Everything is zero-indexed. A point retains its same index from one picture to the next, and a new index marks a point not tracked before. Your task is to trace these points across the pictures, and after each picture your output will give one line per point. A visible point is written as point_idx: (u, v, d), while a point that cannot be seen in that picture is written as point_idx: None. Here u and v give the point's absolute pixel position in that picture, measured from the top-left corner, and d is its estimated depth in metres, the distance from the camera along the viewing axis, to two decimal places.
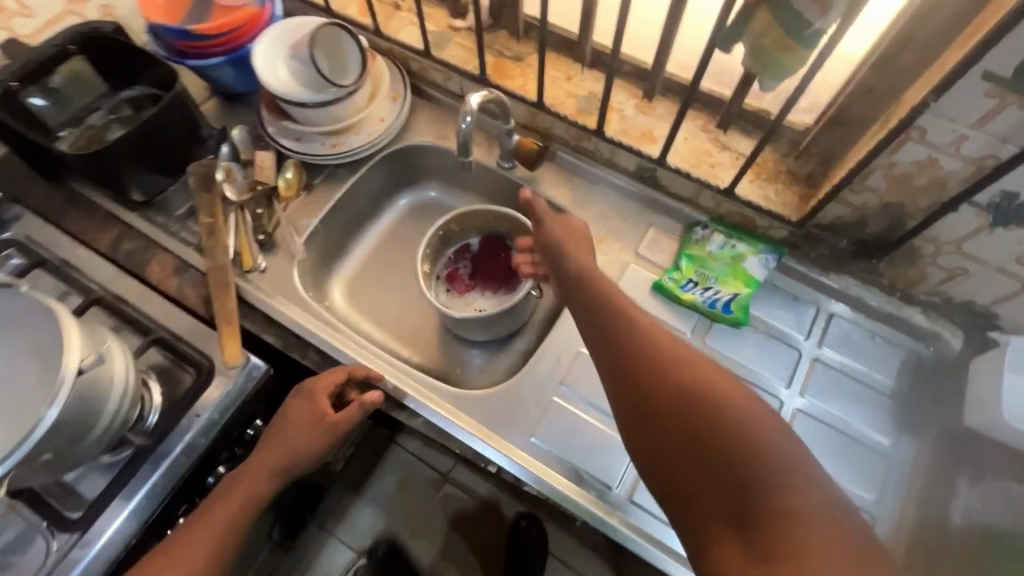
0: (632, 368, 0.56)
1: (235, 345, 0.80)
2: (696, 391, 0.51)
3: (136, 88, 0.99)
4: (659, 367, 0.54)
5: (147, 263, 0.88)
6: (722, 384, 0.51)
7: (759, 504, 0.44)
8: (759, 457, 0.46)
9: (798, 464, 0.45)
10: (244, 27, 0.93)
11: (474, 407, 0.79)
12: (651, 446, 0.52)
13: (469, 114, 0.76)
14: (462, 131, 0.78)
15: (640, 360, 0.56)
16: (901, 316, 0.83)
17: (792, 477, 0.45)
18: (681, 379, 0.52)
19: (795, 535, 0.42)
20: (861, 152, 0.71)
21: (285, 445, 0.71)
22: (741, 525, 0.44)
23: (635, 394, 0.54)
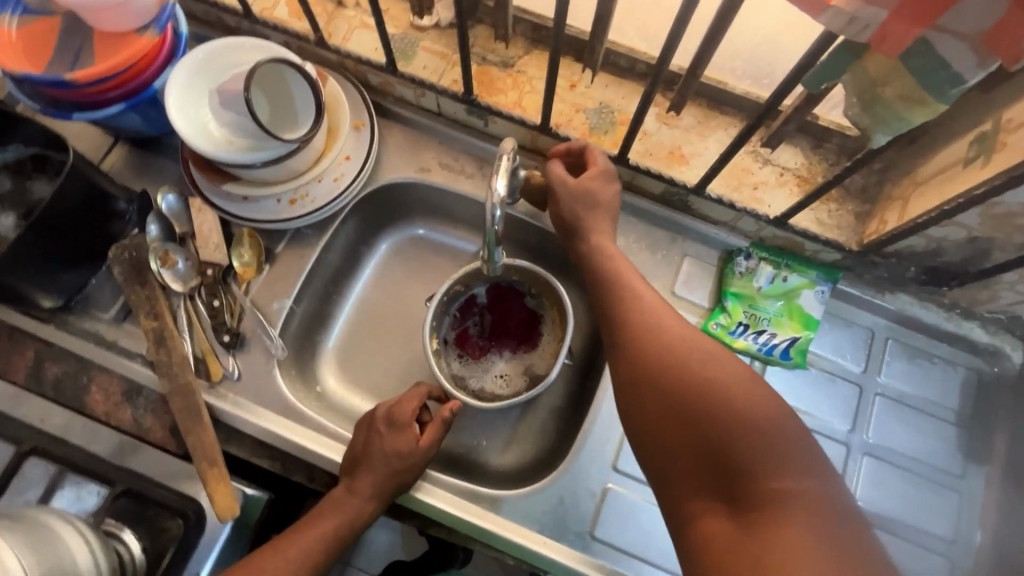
0: (638, 352, 0.57)
1: (226, 492, 0.66)
2: (697, 373, 0.52)
3: (6, 149, 0.74)
4: (663, 352, 0.55)
5: (86, 391, 0.70)
6: (726, 367, 0.52)
7: (749, 482, 0.46)
8: (755, 438, 0.47)
9: (795, 449, 0.47)
10: (142, 61, 0.69)
11: (522, 511, 0.69)
12: (649, 420, 0.53)
13: (500, 211, 0.57)
14: (493, 230, 0.60)
15: (646, 343, 0.57)
16: (961, 334, 0.76)
17: (785, 460, 0.46)
18: (686, 362, 0.53)
19: (781, 514, 0.44)
20: (946, 180, 0.60)
21: (377, 472, 0.66)
22: (730, 499, 0.46)
23: (640, 375, 0.55)
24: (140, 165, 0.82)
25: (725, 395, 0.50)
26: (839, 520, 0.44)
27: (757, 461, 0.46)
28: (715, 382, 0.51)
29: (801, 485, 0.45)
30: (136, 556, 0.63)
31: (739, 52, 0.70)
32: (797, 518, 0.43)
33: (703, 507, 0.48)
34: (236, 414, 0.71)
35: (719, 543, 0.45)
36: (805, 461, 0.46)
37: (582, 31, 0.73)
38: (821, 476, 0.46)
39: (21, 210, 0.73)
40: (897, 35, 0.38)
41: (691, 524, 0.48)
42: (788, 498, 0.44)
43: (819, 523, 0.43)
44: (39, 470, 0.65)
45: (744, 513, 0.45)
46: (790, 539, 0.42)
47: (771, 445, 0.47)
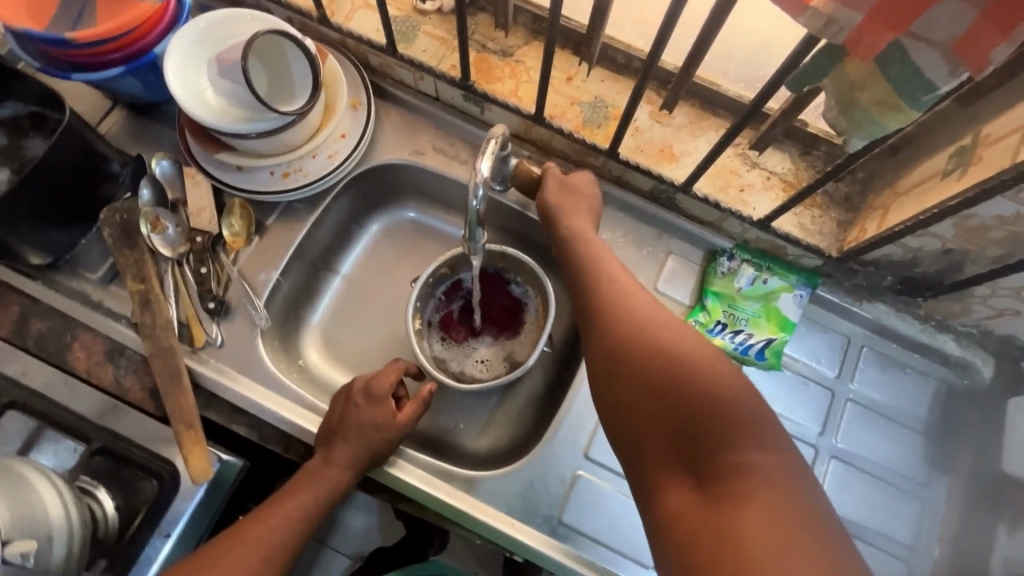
0: (613, 337, 0.57)
1: (201, 455, 0.66)
2: (669, 357, 0.52)
3: (6, 106, 0.75)
4: (636, 337, 0.56)
5: (69, 349, 0.71)
6: (697, 350, 0.52)
7: (714, 459, 0.46)
8: (723, 419, 0.47)
9: (761, 427, 0.47)
10: (143, 25, 0.70)
11: (491, 492, 0.71)
12: (621, 403, 0.54)
13: (482, 191, 0.58)
14: (473, 209, 0.60)
15: (620, 329, 0.57)
16: (934, 346, 0.78)
17: (751, 437, 0.46)
18: (658, 345, 0.54)
19: (744, 488, 0.44)
20: (924, 191, 0.61)
21: (353, 442, 0.67)
22: (696, 475, 0.47)
23: (614, 360, 0.56)
24: (136, 130, 0.83)
25: (694, 375, 0.50)
26: (801, 495, 0.44)
27: (724, 439, 0.46)
28: (685, 364, 0.51)
29: (765, 460, 0.45)
30: (109, 514, 0.64)
31: (732, 55, 0.72)
32: (760, 493, 0.43)
33: (670, 484, 0.48)
34: (217, 380, 0.72)
35: (684, 520, 0.46)
36: (770, 438, 0.46)
37: (581, 24, 0.75)
38: (785, 452, 0.46)
39: (14, 165, 0.74)
40: (872, 38, 0.39)
41: (658, 502, 0.49)
42: (751, 474, 0.44)
43: (781, 497, 0.43)
44: (17, 424, 0.66)
45: (708, 489, 0.45)
46: (751, 512, 0.42)
47: (739, 424, 0.47)
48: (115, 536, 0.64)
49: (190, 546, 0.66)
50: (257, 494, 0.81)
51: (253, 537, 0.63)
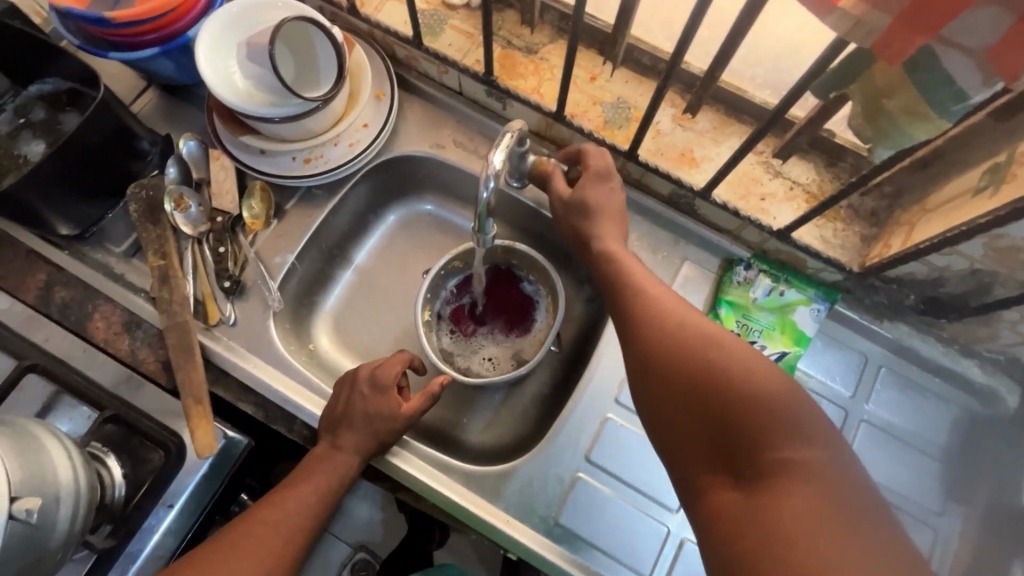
0: (645, 333, 0.57)
1: (207, 428, 0.68)
2: (705, 352, 0.52)
3: (47, 81, 0.78)
4: (670, 333, 0.55)
5: (89, 319, 0.73)
6: (734, 346, 0.52)
7: (759, 455, 0.46)
8: (765, 415, 0.47)
9: (804, 421, 0.46)
10: (179, 8, 0.72)
11: (489, 487, 0.70)
12: (657, 400, 0.53)
13: (492, 181, 0.58)
14: (484, 199, 0.61)
15: (653, 326, 0.57)
16: (957, 371, 0.75)
17: (794, 432, 0.46)
18: (694, 342, 0.53)
19: (791, 484, 0.43)
20: (952, 208, 0.59)
21: (365, 429, 0.68)
22: (739, 471, 0.46)
23: (648, 357, 0.55)
24: (168, 111, 0.85)
25: (733, 372, 0.49)
26: (848, 488, 0.43)
27: (767, 435, 0.46)
28: (723, 360, 0.50)
29: (809, 454, 0.45)
30: (116, 482, 0.66)
31: (761, 60, 0.69)
32: (807, 487, 0.43)
33: (714, 481, 0.48)
34: (227, 358, 0.73)
35: (729, 516, 0.45)
36: (811, 432, 0.46)
37: (606, 24, 0.74)
38: (830, 446, 0.46)
39: (51, 138, 0.76)
40: (902, 42, 0.38)
41: (701, 498, 0.48)
42: (797, 469, 0.44)
43: (827, 491, 0.43)
44: (37, 388, 0.68)
45: (753, 485, 0.45)
46: (798, 507, 0.42)
47: (780, 418, 0.47)
48: (121, 503, 0.66)
49: (191, 518, 0.66)
50: (261, 473, 0.82)
51: (270, 521, 0.63)
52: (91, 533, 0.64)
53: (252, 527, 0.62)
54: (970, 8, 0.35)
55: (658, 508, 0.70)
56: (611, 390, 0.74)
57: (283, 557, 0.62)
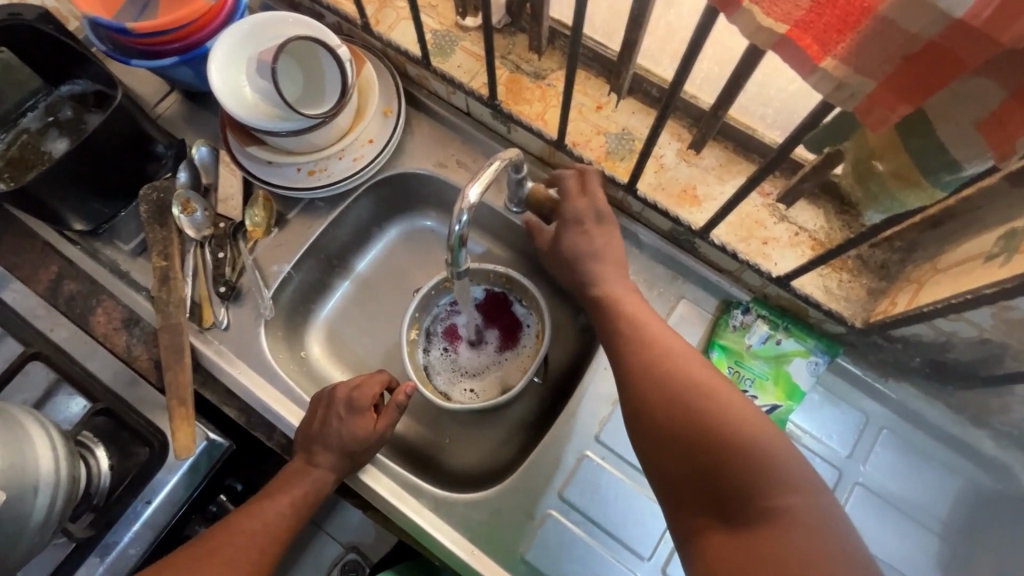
0: (638, 378, 0.56)
1: (188, 431, 0.70)
2: (700, 397, 0.52)
3: (77, 82, 0.82)
4: (666, 379, 0.55)
5: (91, 313, 0.77)
6: (723, 396, 0.52)
7: (747, 503, 0.46)
8: (755, 465, 0.47)
9: (790, 471, 0.47)
10: (200, 19, 0.74)
11: (458, 515, 0.70)
12: (648, 445, 0.53)
13: (467, 215, 0.57)
14: (456, 233, 0.60)
15: (646, 369, 0.56)
16: (967, 441, 0.70)
17: (783, 480, 0.46)
18: (685, 392, 0.53)
19: (780, 531, 0.44)
20: (958, 270, 0.56)
21: (340, 448, 0.68)
22: (727, 516, 0.47)
23: (639, 402, 0.55)
24: (187, 115, 0.88)
25: (721, 419, 0.50)
26: (837, 536, 0.44)
27: (755, 484, 0.46)
28: (713, 409, 0.51)
29: (794, 504, 0.45)
30: (102, 472, 0.67)
31: (771, 100, 0.65)
32: (797, 536, 0.44)
33: (703, 525, 0.48)
34: (217, 363, 0.76)
35: (719, 561, 0.45)
36: (797, 479, 0.47)
37: (615, 53, 0.73)
38: (815, 494, 0.46)
39: (75, 137, 0.81)
40: (882, 110, 0.37)
41: (691, 541, 0.48)
42: (782, 517, 0.45)
43: (817, 539, 0.43)
44: (40, 374, 0.70)
45: (742, 530, 0.45)
46: (788, 553, 0.43)
47: (771, 465, 0.47)
48: (104, 494, 0.67)
49: (168, 516, 0.68)
50: (243, 474, 0.84)
51: (248, 531, 0.65)
52: (73, 522, 0.65)
53: (234, 532, 0.64)
54: (960, 79, 0.34)
55: (628, 555, 0.68)
56: (592, 428, 0.73)
57: (259, 566, 0.63)
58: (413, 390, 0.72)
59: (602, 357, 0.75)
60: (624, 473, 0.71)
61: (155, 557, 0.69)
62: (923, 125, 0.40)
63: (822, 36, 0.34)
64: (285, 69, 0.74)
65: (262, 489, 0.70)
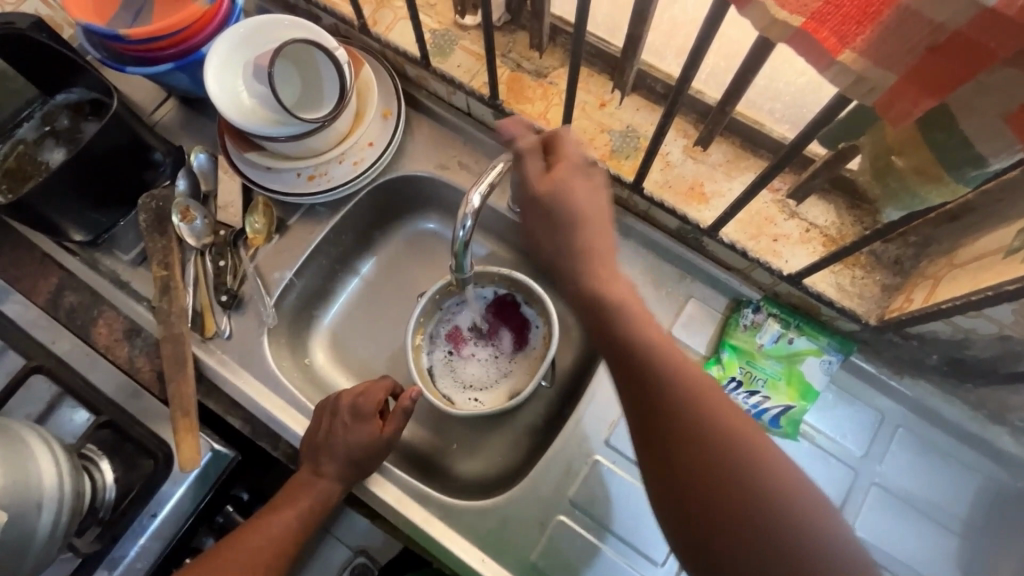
0: (662, 431, 0.48)
1: (192, 443, 0.69)
2: (738, 459, 0.45)
3: (73, 91, 0.80)
4: (698, 434, 0.47)
5: (93, 324, 0.76)
6: (759, 452, 0.46)
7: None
8: (802, 532, 0.43)
9: (837, 538, 0.43)
10: (194, 25, 0.73)
11: (469, 524, 0.69)
12: (677, 507, 0.47)
13: (469, 219, 0.56)
14: (460, 238, 0.59)
15: (668, 420, 0.48)
16: (983, 438, 0.68)
17: (834, 552, 0.42)
18: (722, 452, 0.46)
19: None
20: (974, 267, 0.55)
21: (348, 458, 0.67)
22: None
23: (663, 457, 0.48)
24: (186, 122, 0.87)
25: (766, 485, 0.44)
26: None
27: (805, 557, 0.42)
28: (755, 472, 0.45)
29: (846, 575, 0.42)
30: (106, 486, 0.66)
31: (779, 93, 0.63)
32: None
33: None
34: (220, 373, 0.75)
35: None
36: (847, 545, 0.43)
37: (618, 49, 0.71)
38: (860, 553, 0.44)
39: (71, 146, 0.79)
40: (905, 103, 0.36)
41: None
42: None
43: None
44: (43, 388, 0.69)
45: None
46: None
47: (820, 536, 0.43)
48: (109, 508, 0.67)
49: (175, 528, 0.67)
50: (249, 484, 0.83)
51: (254, 544, 0.64)
52: (79, 536, 0.65)
53: (242, 546, 0.63)
54: (987, 70, 0.32)
55: (640, 560, 0.67)
56: (601, 432, 0.71)
57: None
58: (419, 395, 0.70)
59: None
60: (635, 478, 0.70)
61: (163, 570, 0.68)
62: (944, 118, 0.39)
63: (840, 28, 0.33)
64: (282, 73, 0.73)
65: (268, 500, 0.70)
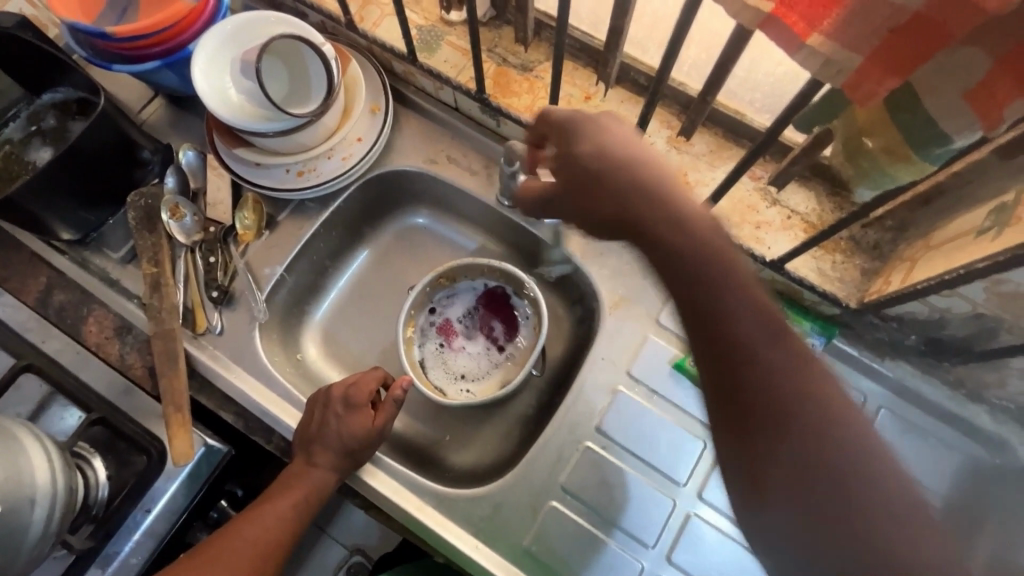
0: (741, 377, 0.42)
1: (185, 438, 0.69)
2: (827, 416, 0.40)
3: (59, 90, 0.80)
4: (779, 383, 0.41)
5: (83, 322, 0.76)
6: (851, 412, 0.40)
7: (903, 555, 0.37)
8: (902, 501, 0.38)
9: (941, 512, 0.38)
10: (180, 23, 0.73)
11: (462, 512, 0.70)
12: (757, 464, 0.41)
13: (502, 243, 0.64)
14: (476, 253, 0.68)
15: (746, 366, 0.42)
16: (962, 417, 0.70)
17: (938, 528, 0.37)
18: (810, 404, 0.40)
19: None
20: (948, 247, 0.56)
21: (341, 448, 0.68)
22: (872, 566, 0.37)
23: (739, 409, 0.42)
24: (173, 120, 0.87)
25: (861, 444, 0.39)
26: None
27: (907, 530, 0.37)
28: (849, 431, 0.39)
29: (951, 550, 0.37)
30: (99, 483, 0.67)
31: (758, 84, 0.65)
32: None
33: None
34: (212, 369, 0.76)
35: None
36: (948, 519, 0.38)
37: (602, 42, 0.73)
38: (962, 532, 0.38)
39: (58, 145, 0.79)
40: (870, 84, 0.37)
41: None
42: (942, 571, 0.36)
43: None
44: (33, 387, 0.69)
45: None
46: None
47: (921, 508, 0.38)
48: (102, 505, 0.67)
49: (169, 523, 0.67)
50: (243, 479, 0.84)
51: (248, 536, 0.64)
52: (72, 533, 0.65)
53: (236, 539, 0.64)
54: (946, 50, 0.34)
55: (632, 544, 0.68)
56: (592, 418, 0.73)
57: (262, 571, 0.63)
58: (409, 385, 0.71)
59: (600, 348, 0.75)
60: (625, 463, 0.71)
61: (157, 566, 0.68)
62: (910, 100, 0.41)
63: (808, 12, 0.34)
64: (269, 69, 0.74)
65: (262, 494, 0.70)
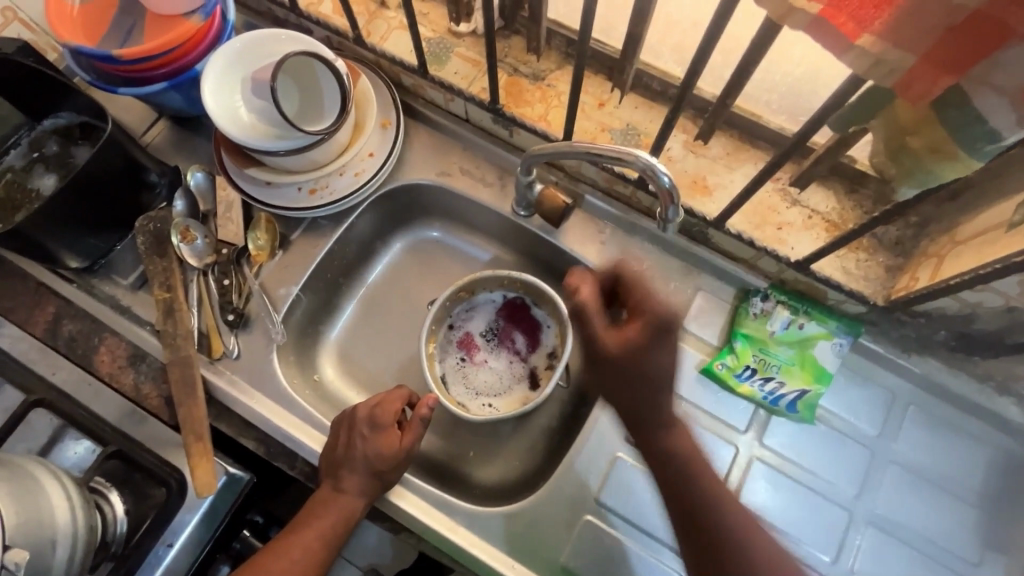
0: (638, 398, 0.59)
1: (207, 468, 0.67)
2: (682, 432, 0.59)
3: (62, 115, 0.78)
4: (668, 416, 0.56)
5: (94, 351, 0.73)
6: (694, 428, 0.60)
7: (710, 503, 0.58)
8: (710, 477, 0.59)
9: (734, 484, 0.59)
10: (186, 43, 0.72)
11: (496, 531, 0.68)
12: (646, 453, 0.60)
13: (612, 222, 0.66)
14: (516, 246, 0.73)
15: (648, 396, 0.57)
16: (991, 409, 0.70)
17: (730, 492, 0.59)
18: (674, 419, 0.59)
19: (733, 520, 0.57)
20: (978, 241, 0.56)
21: (369, 471, 0.66)
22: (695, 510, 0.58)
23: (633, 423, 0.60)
24: (178, 141, 0.85)
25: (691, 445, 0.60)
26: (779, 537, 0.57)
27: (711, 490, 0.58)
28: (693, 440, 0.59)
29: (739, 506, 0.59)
30: (118, 518, 0.64)
31: (776, 85, 0.65)
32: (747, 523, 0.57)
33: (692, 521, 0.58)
34: (231, 394, 0.74)
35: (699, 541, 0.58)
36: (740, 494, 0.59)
37: (615, 49, 0.72)
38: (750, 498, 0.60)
39: (62, 171, 0.77)
40: (924, 83, 0.38)
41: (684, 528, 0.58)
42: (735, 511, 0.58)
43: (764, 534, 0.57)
44: (45, 421, 0.67)
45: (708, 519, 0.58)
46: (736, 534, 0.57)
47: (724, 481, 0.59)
48: (123, 541, 0.64)
49: (191, 558, 0.64)
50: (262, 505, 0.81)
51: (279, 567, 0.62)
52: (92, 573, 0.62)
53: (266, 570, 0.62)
54: (1002, 47, 0.35)
55: (670, 556, 0.67)
56: (622, 428, 0.72)
57: None
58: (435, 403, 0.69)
59: None
60: None
61: None
62: (956, 97, 0.40)
63: (859, 13, 0.36)
64: (280, 86, 0.72)
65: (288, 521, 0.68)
